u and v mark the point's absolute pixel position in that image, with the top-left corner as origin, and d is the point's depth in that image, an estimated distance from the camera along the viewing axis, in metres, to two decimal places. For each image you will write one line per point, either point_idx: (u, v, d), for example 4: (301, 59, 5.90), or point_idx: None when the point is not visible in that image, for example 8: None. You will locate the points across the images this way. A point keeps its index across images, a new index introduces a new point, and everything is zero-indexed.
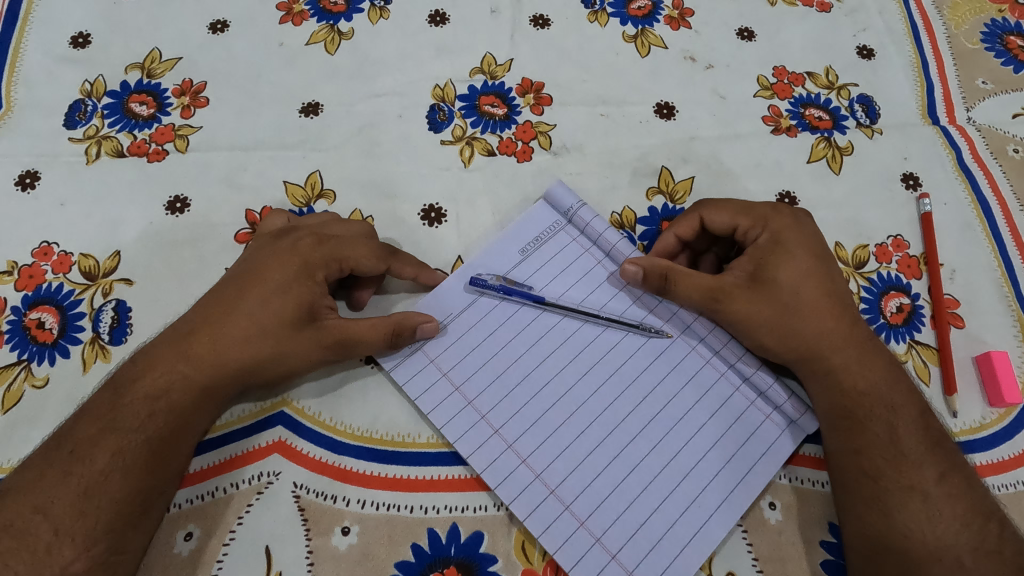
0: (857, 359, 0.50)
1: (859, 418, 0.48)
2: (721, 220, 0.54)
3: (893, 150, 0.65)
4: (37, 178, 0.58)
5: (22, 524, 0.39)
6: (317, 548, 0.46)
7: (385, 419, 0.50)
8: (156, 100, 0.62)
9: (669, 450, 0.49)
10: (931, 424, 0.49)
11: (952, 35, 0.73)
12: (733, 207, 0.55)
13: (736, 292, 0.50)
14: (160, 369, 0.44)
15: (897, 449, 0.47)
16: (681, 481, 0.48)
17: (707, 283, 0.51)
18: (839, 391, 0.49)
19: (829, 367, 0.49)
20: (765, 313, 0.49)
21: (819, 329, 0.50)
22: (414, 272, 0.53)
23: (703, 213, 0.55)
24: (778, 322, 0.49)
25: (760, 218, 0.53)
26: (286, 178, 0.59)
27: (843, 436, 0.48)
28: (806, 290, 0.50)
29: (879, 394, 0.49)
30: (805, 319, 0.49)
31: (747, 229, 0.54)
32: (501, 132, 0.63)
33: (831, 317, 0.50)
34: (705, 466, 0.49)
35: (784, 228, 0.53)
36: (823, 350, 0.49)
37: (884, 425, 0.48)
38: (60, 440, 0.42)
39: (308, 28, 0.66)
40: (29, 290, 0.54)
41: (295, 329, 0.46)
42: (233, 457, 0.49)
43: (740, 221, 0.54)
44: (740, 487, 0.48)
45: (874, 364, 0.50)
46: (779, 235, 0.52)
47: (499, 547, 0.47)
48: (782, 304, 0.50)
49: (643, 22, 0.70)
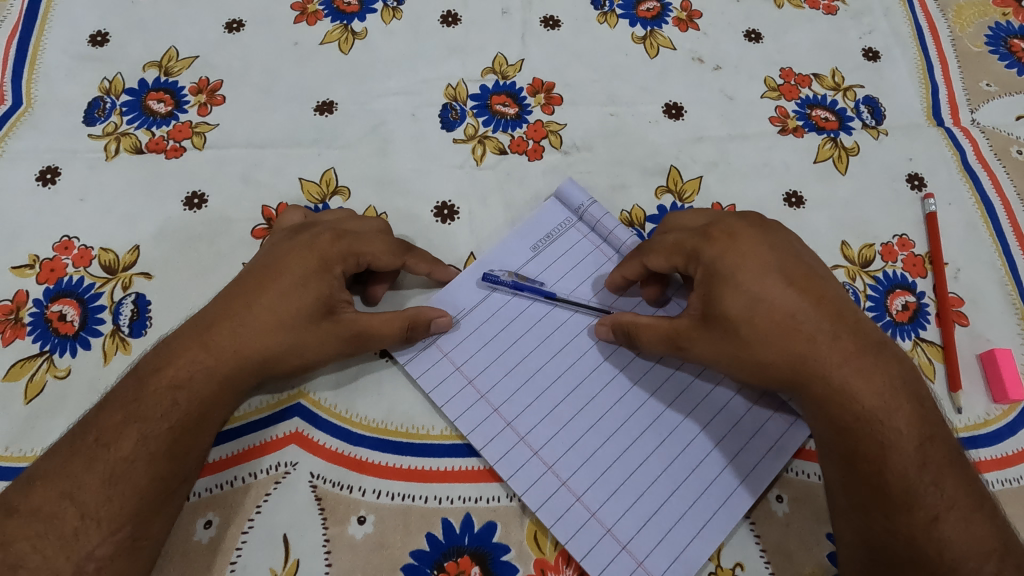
0: (844, 383, 0.46)
1: (852, 450, 0.46)
2: (659, 263, 0.50)
3: (899, 151, 0.66)
4: (57, 173, 0.59)
5: (50, 509, 0.40)
6: (333, 536, 0.47)
7: (399, 411, 0.51)
8: (173, 98, 0.63)
9: (679, 443, 0.50)
10: (934, 455, 0.45)
11: (956, 37, 0.74)
12: (666, 245, 0.50)
13: (695, 336, 0.48)
14: (182, 359, 0.45)
15: (887, 486, 0.44)
16: (690, 473, 0.49)
17: (668, 330, 0.49)
18: (828, 421, 0.47)
19: (816, 397, 0.47)
20: (727, 352, 0.47)
21: (790, 360, 0.47)
22: (428, 268, 0.54)
23: (640, 258, 0.51)
24: (743, 359, 0.47)
25: (693, 253, 0.49)
26: (301, 174, 0.60)
27: (836, 466, 0.47)
28: (762, 318, 0.46)
29: (870, 426, 0.45)
30: (769, 355, 0.47)
31: (687, 267, 0.50)
32: (512, 131, 0.64)
33: (806, 343, 0.46)
34: (714, 457, 0.50)
35: (721, 255, 0.48)
36: (804, 379, 0.47)
37: (876, 458, 0.45)
38: (86, 428, 0.43)
39: (323, 27, 0.67)
40: (50, 283, 0.55)
41: (314, 323, 0.47)
42: (251, 447, 0.50)
43: (676, 262, 0.50)
44: (749, 478, 0.49)
45: (860, 394, 0.46)
46: (715, 266, 0.48)
47: (511, 537, 0.48)
48: (739, 341, 0.47)
49: (652, 23, 0.71)
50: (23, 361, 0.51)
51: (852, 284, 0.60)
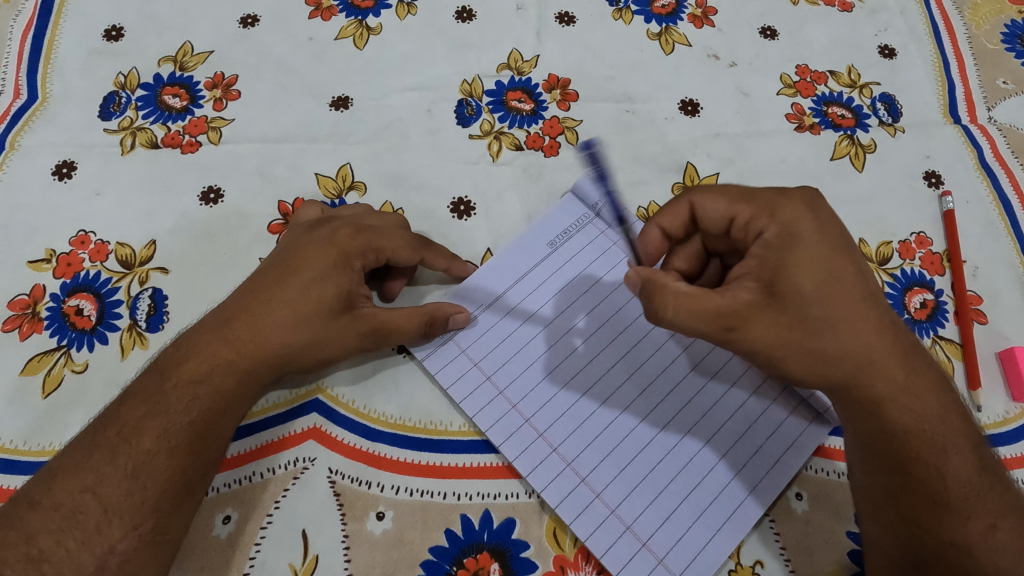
0: (904, 383, 0.44)
1: (907, 457, 0.44)
2: (716, 207, 0.49)
3: (916, 149, 0.66)
4: (73, 168, 0.59)
5: (72, 502, 0.40)
6: (352, 532, 0.47)
7: (418, 406, 0.51)
8: (188, 93, 0.63)
9: (696, 443, 0.50)
10: (985, 457, 0.45)
11: (972, 35, 0.73)
12: (732, 191, 0.49)
13: (752, 316, 0.43)
14: (203, 353, 0.45)
15: (944, 491, 0.43)
16: (709, 472, 0.49)
17: (717, 307, 0.43)
18: (883, 427, 0.44)
19: (876, 398, 0.44)
20: (789, 337, 0.43)
21: (857, 350, 0.43)
22: (446, 263, 0.53)
23: (691, 199, 0.50)
24: (805, 348, 0.43)
25: (764, 205, 0.47)
26: (317, 170, 0.60)
27: (885, 473, 0.45)
28: (835, 299, 0.44)
29: (927, 428, 0.44)
30: (841, 341, 0.43)
31: (749, 218, 0.47)
32: (528, 127, 0.64)
33: (871, 335, 0.44)
34: (730, 456, 0.50)
35: (799, 218, 0.46)
36: (865, 376, 0.44)
37: (933, 463, 0.44)
38: (107, 421, 0.43)
39: (337, 23, 0.67)
40: (67, 278, 0.54)
41: (333, 318, 0.47)
42: (270, 442, 0.49)
43: (737, 210, 0.48)
44: (767, 477, 0.49)
45: (923, 393, 0.44)
46: (791, 228, 0.46)
47: (531, 534, 0.48)
48: (808, 322, 0.43)
49: (668, 20, 0.71)
50: (40, 356, 0.51)
51: None
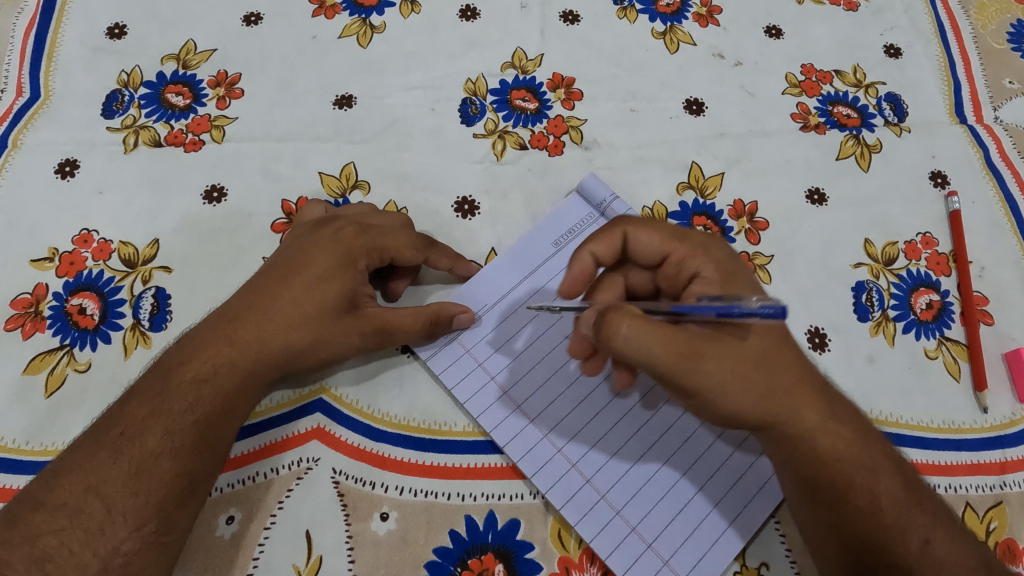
0: (829, 413, 0.44)
1: (840, 487, 0.43)
2: (652, 243, 0.48)
3: (922, 148, 0.65)
4: (76, 166, 0.59)
5: (76, 503, 0.40)
6: (356, 533, 0.47)
7: (422, 406, 0.51)
8: (191, 91, 0.63)
9: (673, 472, 0.49)
10: (909, 474, 0.45)
11: (978, 34, 0.73)
12: (666, 229, 0.49)
13: (707, 349, 0.42)
14: (206, 353, 0.45)
15: (881, 513, 0.43)
16: (690, 500, 0.48)
17: (671, 337, 0.41)
18: (818, 458, 0.44)
19: (807, 429, 0.44)
20: (737, 370, 0.42)
21: (786, 388, 0.43)
22: (450, 263, 0.53)
23: (629, 231, 0.49)
24: (749, 382, 0.42)
25: (698, 245, 0.48)
26: (321, 169, 0.60)
27: (824, 507, 0.44)
28: (768, 336, 0.44)
29: (857, 454, 0.44)
30: (772, 372, 0.43)
31: (684, 256, 0.48)
32: (532, 126, 0.63)
33: (796, 369, 0.44)
34: (709, 488, 0.48)
35: (725, 259, 0.48)
36: (801, 409, 0.44)
37: (865, 488, 0.43)
38: (110, 421, 0.43)
39: (340, 21, 0.67)
40: (70, 276, 0.54)
41: (337, 318, 0.47)
42: (273, 442, 0.49)
43: (672, 247, 0.48)
44: (746, 509, 0.48)
45: (845, 422, 0.45)
46: (723, 268, 0.47)
47: (535, 535, 0.47)
48: (751, 356, 0.43)
49: (672, 19, 0.70)
50: (43, 355, 0.51)
51: (876, 282, 0.59)
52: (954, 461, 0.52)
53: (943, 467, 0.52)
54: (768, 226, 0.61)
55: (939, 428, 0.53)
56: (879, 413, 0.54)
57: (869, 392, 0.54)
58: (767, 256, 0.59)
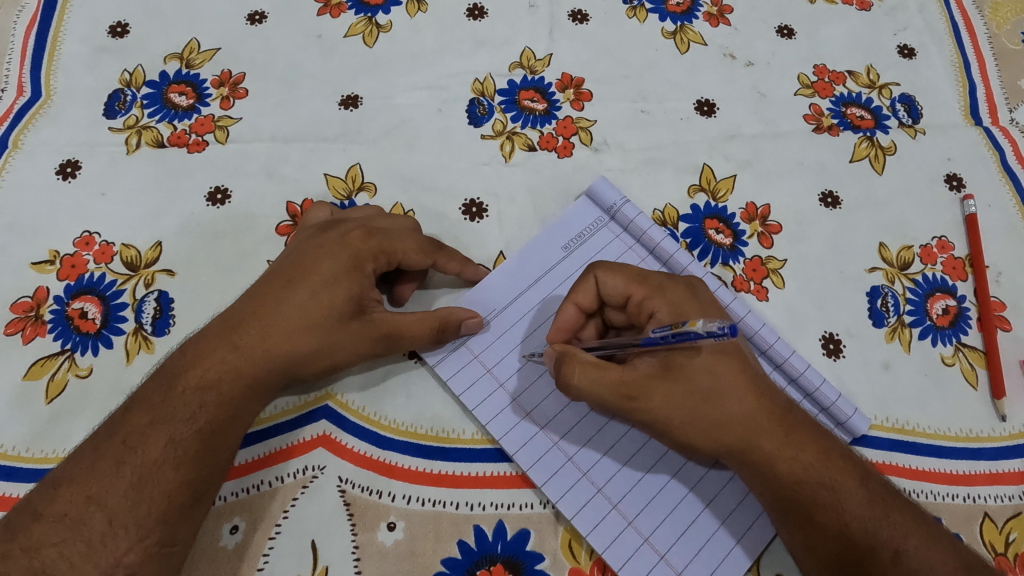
0: (786, 437, 0.43)
1: (805, 508, 0.42)
2: (614, 285, 0.47)
3: (937, 151, 0.64)
4: (77, 167, 0.58)
5: (76, 514, 0.39)
6: (362, 544, 0.46)
7: (430, 413, 0.50)
8: (195, 91, 0.62)
9: (679, 488, 0.47)
10: (876, 488, 0.43)
11: (993, 35, 0.72)
12: (628, 271, 0.47)
13: (651, 387, 0.42)
14: (210, 360, 0.44)
15: (847, 530, 0.41)
16: (697, 517, 0.47)
17: (617, 378, 0.43)
18: (777, 483, 0.43)
19: (764, 457, 0.42)
20: (684, 406, 0.42)
21: (736, 422, 0.42)
22: (458, 267, 0.52)
23: (593, 274, 0.47)
24: (696, 417, 0.42)
25: (657, 286, 0.46)
26: (326, 170, 0.59)
27: (794, 527, 0.43)
28: (720, 370, 0.43)
29: (818, 476, 0.42)
30: (722, 403, 0.42)
31: (643, 298, 0.46)
32: (541, 127, 0.62)
33: (751, 400, 0.43)
34: (715, 506, 0.47)
35: (683, 300, 0.46)
36: (755, 439, 0.42)
37: (830, 507, 0.42)
38: (112, 429, 0.42)
39: (346, 20, 0.66)
40: (71, 280, 0.53)
41: (344, 323, 0.46)
42: (278, 450, 0.48)
43: (633, 289, 0.47)
44: (754, 526, 0.47)
45: (803, 440, 0.43)
46: (680, 308, 0.45)
47: (546, 545, 0.46)
48: (699, 393, 0.42)
49: (682, 18, 0.69)
50: (43, 360, 0.50)
51: (891, 287, 0.58)
52: (972, 470, 0.51)
53: (961, 476, 0.51)
54: (781, 230, 0.60)
55: (957, 436, 0.52)
56: (896, 421, 0.53)
57: (885, 399, 0.53)
58: (780, 260, 0.58)
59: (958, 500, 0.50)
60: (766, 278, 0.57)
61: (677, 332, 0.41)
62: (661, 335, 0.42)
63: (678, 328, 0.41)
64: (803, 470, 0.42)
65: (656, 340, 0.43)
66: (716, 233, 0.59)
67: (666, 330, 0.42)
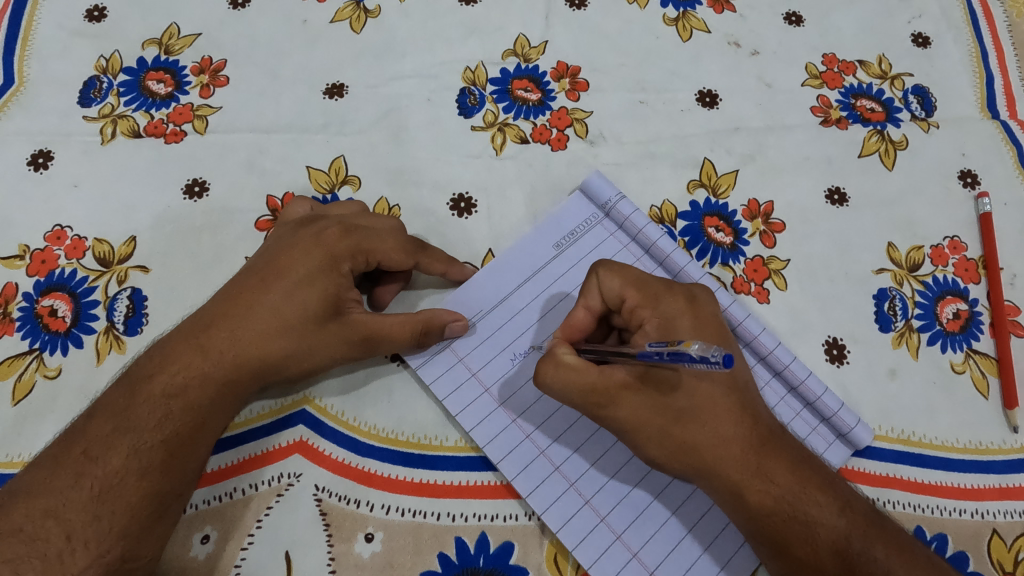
0: (758, 466, 0.40)
1: (777, 539, 0.40)
2: (612, 287, 0.44)
3: (951, 145, 0.61)
4: (49, 158, 0.55)
5: (32, 529, 0.37)
6: (338, 555, 0.44)
7: (412, 419, 0.48)
8: (173, 78, 0.59)
9: (664, 509, 0.45)
10: (857, 519, 0.40)
11: (1013, 22, 0.68)
12: (629, 273, 0.44)
13: (623, 396, 0.41)
14: (176, 365, 0.42)
15: (822, 563, 0.39)
16: (681, 540, 0.44)
17: (590, 384, 0.41)
18: (748, 514, 0.40)
19: (733, 485, 0.40)
20: (656, 422, 0.41)
21: (709, 448, 0.40)
22: (443, 268, 0.49)
23: (594, 273, 0.45)
24: (664, 434, 0.41)
25: (653, 296, 0.44)
26: (309, 163, 0.56)
27: (769, 557, 0.41)
28: (703, 392, 0.41)
29: (789, 508, 0.40)
30: (696, 427, 0.41)
31: (636, 306, 0.44)
32: (535, 118, 0.60)
33: (728, 427, 0.41)
34: (701, 530, 0.45)
35: (676, 314, 0.44)
36: (726, 466, 0.40)
37: (804, 539, 0.39)
38: (72, 438, 0.40)
39: (333, 4, 0.63)
40: (41, 276, 0.51)
41: (318, 325, 0.43)
42: (253, 456, 0.46)
43: (628, 293, 0.44)
44: (741, 550, 0.44)
45: (777, 469, 0.40)
46: (671, 323, 0.43)
47: (529, 560, 0.44)
48: (672, 411, 0.41)
49: (686, 3, 0.66)
50: (11, 360, 0.48)
51: (899, 290, 0.55)
52: (981, 484, 0.49)
53: (969, 490, 0.49)
54: (784, 228, 0.57)
55: (965, 448, 0.50)
56: (901, 431, 0.50)
57: (890, 409, 0.51)
58: (783, 260, 0.56)
59: (965, 516, 0.48)
60: (767, 279, 0.55)
61: (672, 351, 0.38)
62: (655, 352, 0.39)
63: (674, 348, 0.37)
64: (776, 500, 0.40)
65: (651, 356, 0.39)
66: (716, 232, 0.56)
67: (661, 347, 0.39)
